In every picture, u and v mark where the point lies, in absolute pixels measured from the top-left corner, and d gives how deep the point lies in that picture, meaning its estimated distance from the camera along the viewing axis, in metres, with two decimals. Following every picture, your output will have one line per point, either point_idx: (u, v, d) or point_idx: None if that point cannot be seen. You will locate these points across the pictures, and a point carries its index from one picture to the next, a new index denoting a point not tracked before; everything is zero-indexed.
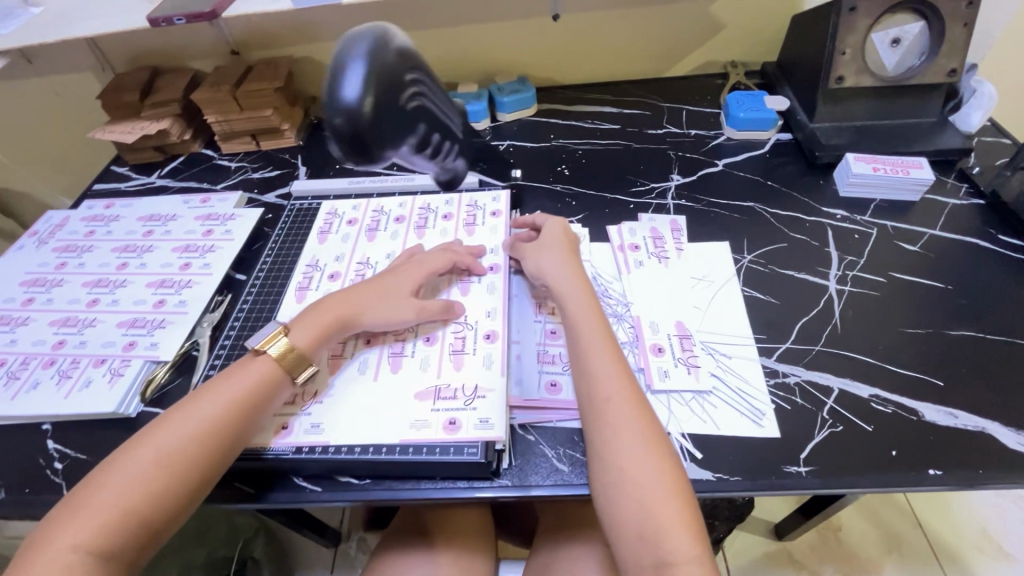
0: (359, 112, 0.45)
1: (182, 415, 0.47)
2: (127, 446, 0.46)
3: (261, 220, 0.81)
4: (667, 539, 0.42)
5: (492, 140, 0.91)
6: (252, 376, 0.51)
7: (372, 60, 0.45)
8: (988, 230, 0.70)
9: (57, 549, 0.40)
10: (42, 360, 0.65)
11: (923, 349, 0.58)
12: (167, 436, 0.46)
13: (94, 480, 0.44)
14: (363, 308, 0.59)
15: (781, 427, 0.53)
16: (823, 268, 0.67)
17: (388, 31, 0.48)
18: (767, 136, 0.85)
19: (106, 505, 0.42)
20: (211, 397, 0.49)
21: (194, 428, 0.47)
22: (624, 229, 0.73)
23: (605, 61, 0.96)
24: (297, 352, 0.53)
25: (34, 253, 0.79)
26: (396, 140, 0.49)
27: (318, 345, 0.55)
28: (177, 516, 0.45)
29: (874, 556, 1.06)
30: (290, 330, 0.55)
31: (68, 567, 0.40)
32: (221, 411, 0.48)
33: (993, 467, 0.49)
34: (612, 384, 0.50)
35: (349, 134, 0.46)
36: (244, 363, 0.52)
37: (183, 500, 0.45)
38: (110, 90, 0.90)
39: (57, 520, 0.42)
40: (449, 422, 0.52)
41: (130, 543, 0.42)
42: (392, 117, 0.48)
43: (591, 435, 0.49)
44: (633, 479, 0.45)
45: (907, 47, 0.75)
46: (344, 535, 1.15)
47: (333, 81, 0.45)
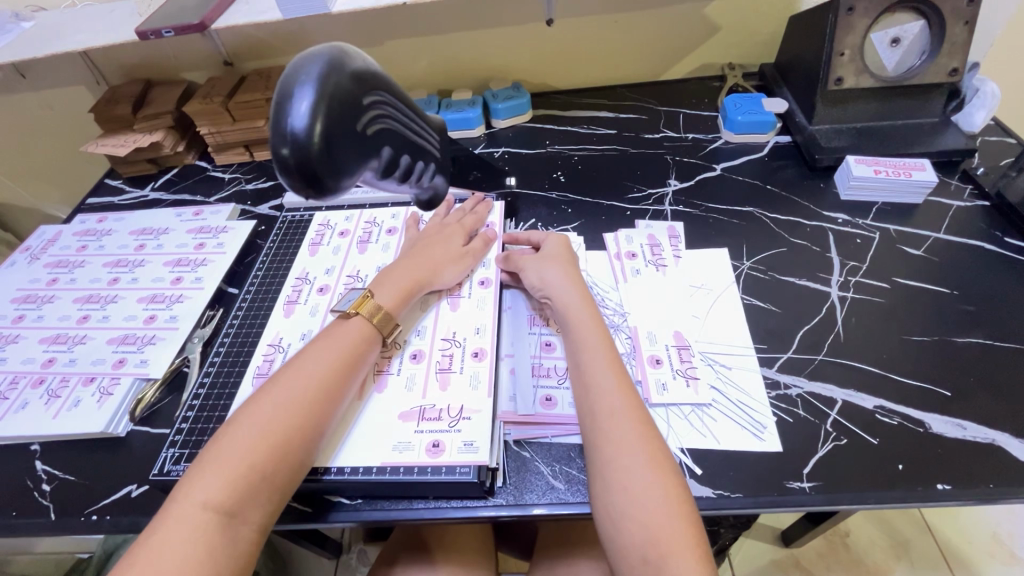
0: (308, 142, 0.41)
1: (291, 377, 0.49)
2: (241, 410, 0.47)
3: (253, 233, 0.80)
4: (671, 563, 0.41)
5: (487, 147, 0.90)
6: (350, 336, 0.54)
7: (323, 84, 0.42)
8: (994, 232, 0.68)
9: (187, 508, 0.41)
10: (31, 379, 0.64)
11: (929, 357, 0.56)
12: (285, 393, 0.48)
13: (213, 446, 0.45)
14: (436, 271, 0.62)
15: (783, 441, 0.52)
16: (825, 274, 0.65)
17: (341, 53, 0.44)
18: (766, 139, 0.84)
19: (229, 464, 0.43)
20: (309, 362, 0.50)
21: (302, 389, 0.48)
22: (621, 237, 0.71)
23: (601, 65, 0.95)
24: (385, 312, 0.56)
25: (27, 269, 0.78)
26: (354, 168, 0.46)
27: (401, 305, 0.58)
28: (295, 477, 0.46)
29: (883, 562, 1.04)
30: (375, 291, 0.58)
31: (208, 523, 0.41)
32: (325, 373, 0.50)
33: (1003, 481, 0.48)
34: (613, 400, 0.49)
35: (297, 166, 0.42)
36: (339, 325, 0.55)
37: (298, 461, 0.46)
38: (103, 103, 0.89)
39: (183, 482, 0.43)
40: (433, 445, 0.51)
41: (256, 502, 0.43)
42: (349, 144, 0.45)
43: (593, 452, 0.47)
44: (634, 501, 0.43)
45: (908, 46, 0.73)
46: (345, 546, 1.14)
47: (280, 111, 0.42)
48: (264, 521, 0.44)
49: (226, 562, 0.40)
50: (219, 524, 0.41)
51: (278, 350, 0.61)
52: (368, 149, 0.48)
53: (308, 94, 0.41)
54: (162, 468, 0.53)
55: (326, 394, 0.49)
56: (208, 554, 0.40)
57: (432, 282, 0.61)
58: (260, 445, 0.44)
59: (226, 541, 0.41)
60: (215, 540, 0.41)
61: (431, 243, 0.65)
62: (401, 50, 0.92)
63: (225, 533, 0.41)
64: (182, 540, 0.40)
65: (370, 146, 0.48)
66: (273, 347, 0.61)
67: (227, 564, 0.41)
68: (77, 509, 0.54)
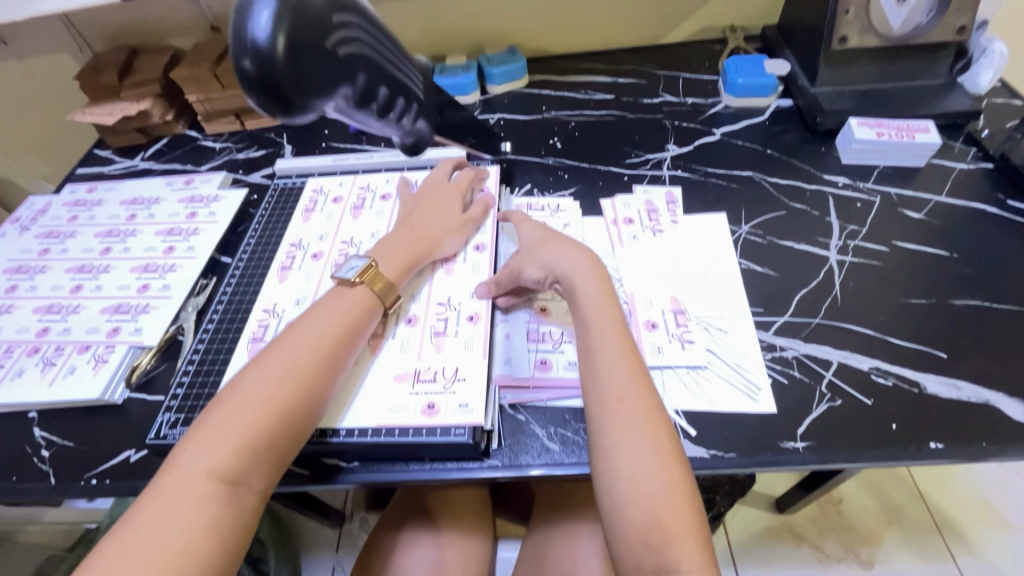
0: (268, 53, 0.41)
1: (292, 347, 0.48)
2: (239, 379, 0.46)
3: (246, 202, 0.79)
4: (668, 534, 0.41)
5: (482, 114, 0.88)
6: (352, 305, 0.53)
7: None
8: (996, 195, 0.67)
9: (189, 480, 0.41)
10: (26, 348, 0.64)
11: (925, 320, 0.56)
12: (284, 365, 0.47)
13: (213, 416, 0.45)
14: (436, 242, 0.61)
15: (777, 402, 0.52)
16: (824, 239, 0.64)
17: None
18: (767, 103, 0.82)
19: (230, 436, 0.43)
20: (310, 331, 0.50)
21: (302, 358, 0.48)
22: (618, 202, 0.70)
23: (599, 28, 0.92)
24: (388, 281, 0.56)
25: (17, 240, 0.78)
26: (321, 86, 0.45)
27: (402, 275, 0.58)
28: (295, 447, 0.46)
29: (874, 527, 1.06)
30: (375, 259, 0.57)
31: (209, 495, 0.41)
32: (325, 342, 0.49)
33: (997, 440, 0.48)
34: (618, 375, 0.48)
35: (261, 80, 0.42)
36: (340, 294, 0.54)
37: (300, 433, 0.46)
38: (86, 70, 0.87)
39: (183, 453, 0.43)
40: (428, 406, 0.51)
41: (259, 471, 0.43)
42: (314, 60, 0.44)
43: (595, 427, 0.47)
44: (636, 474, 0.43)
45: (916, 3, 0.68)
46: (348, 516, 1.16)
47: (241, 21, 0.42)
48: (266, 492, 0.44)
49: (230, 533, 0.41)
50: (222, 495, 0.41)
51: (272, 316, 0.61)
52: (340, 74, 0.47)
53: (269, 4, 0.41)
54: (158, 433, 0.54)
55: (326, 366, 0.49)
56: (213, 525, 0.40)
57: (433, 252, 0.61)
58: (261, 417, 0.44)
59: (231, 513, 0.41)
60: (219, 513, 0.41)
61: (429, 210, 0.64)
62: (393, 14, 0.90)
63: (229, 503, 0.41)
64: (185, 511, 0.40)
65: (342, 70, 0.47)
66: (267, 312, 0.61)
67: (231, 534, 0.41)
68: (78, 473, 0.55)
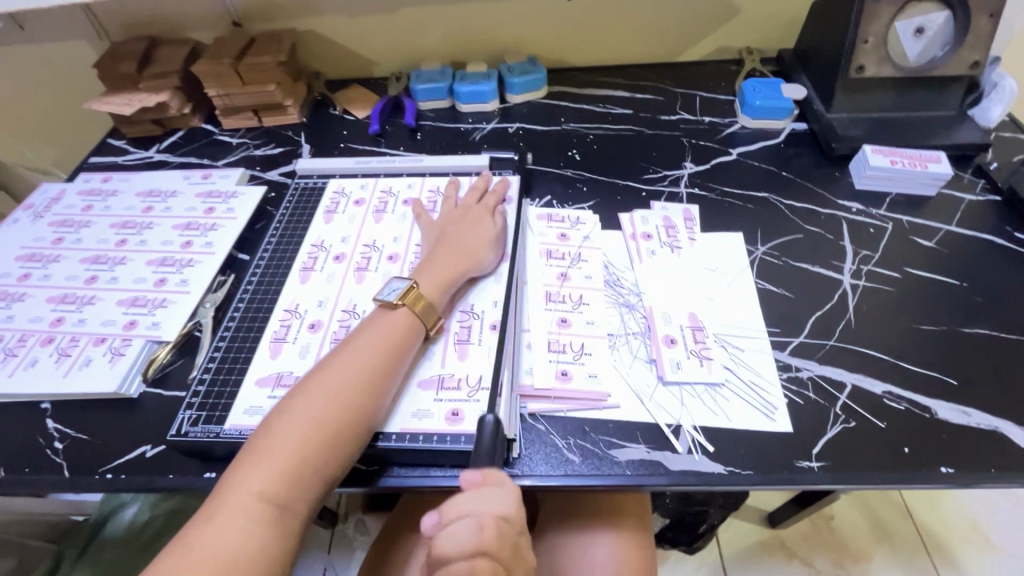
0: None
1: (341, 368, 0.50)
2: (288, 401, 0.48)
3: (264, 199, 0.79)
4: None
5: (501, 122, 0.89)
6: (395, 326, 0.53)
7: None
8: (1004, 227, 0.69)
9: (241, 497, 0.43)
10: (40, 337, 0.63)
11: (935, 346, 0.58)
12: (333, 386, 0.48)
13: (263, 434, 0.47)
14: (473, 259, 0.61)
15: (793, 422, 0.53)
16: (838, 262, 0.66)
17: None
18: (782, 126, 0.84)
19: (280, 455, 0.45)
20: (357, 353, 0.51)
21: (348, 380, 0.49)
22: (636, 217, 0.71)
23: (618, 44, 0.94)
24: (428, 302, 0.56)
25: (30, 227, 0.77)
26: None
27: (440, 296, 0.57)
28: (341, 470, 0.47)
29: (864, 545, 1.08)
30: (416, 280, 0.58)
31: (257, 514, 0.43)
32: (370, 365, 0.50)
33: (1004, 466, 0.49)
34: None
35: None
36: (383, 315, 0.54)
37: (346, 457, 0.47)
38: (106, 59, 0.86)
39: (238, 468, 0.45)
40: (451, 413, 0.52)
41: (308, 493, 0.45)
42: None
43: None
44: None
45: (931, 37, 0.73)
46: (342, 516, 1.16)
47: None
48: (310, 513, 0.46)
49: (278, 552, 0.43)
50: (270, 516, 0.43)
51: (295, 316, 0.61)
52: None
53: None
54: (179, 430, 0.54)
55: (371, 388, 0.49)
56: (264, 544, 0.42)
57: (469, 270, 0.61)
58: (310, 437, 0.46)
59: (278, 532, 0.43)
60: (269, 531, 0.43)
61: (462, 228, 0.64)
62: (415, 19, 0.90)
63: (278, 525, 0.43)
64: (234, 531, 0.42)
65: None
66: (289, 312, 0.61)
67: (279, 551, 0.43)
68: (93, 465, 0.54)
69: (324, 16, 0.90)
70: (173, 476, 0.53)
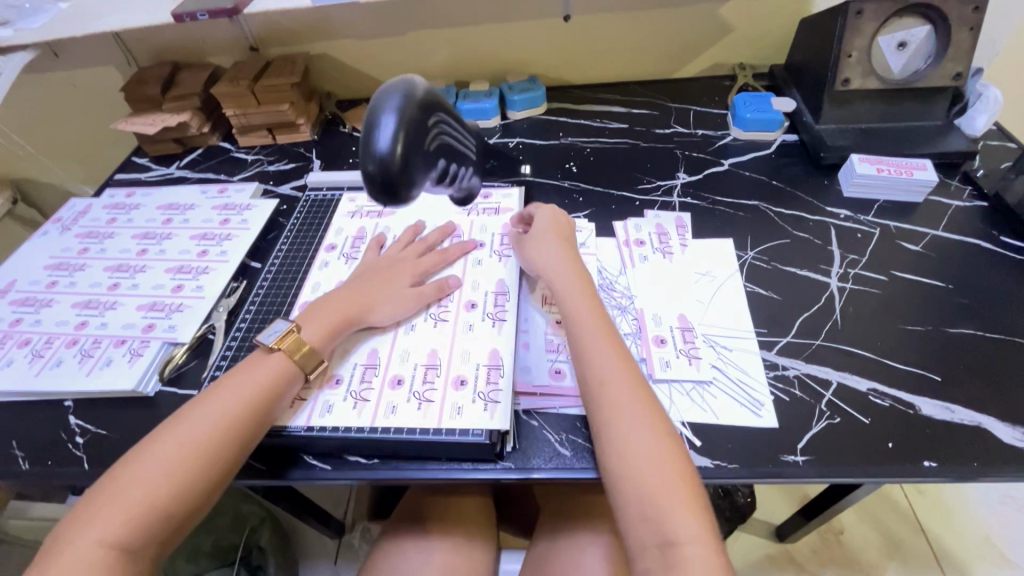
0: (391, 160, 0.47)
1: (242, 379, 0.52)
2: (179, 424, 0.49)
3: (276, 211, 0.83)
4: (677, 517, 0.44)
5: (502, 137, 0.93)
6: (265, 372, 0.53)
7: (403, 112, 0.48)
8: (991, 231, 0.70)
9: (90, 539, 0.42)
10: (65, 339, 0.67)
11: (921, 345, 0.59)
12: (225, 408, 0.50)
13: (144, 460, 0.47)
14: (371, 306, 0.61)
15: (779, 418, 0.54)
16: (825, 266, 0.68)
17: (412, 85, 0.50)
18: (774, 137, 0.86)
19: (141, 493, 0.45)
20: (265, 367, 0.54)
21: (236, 406, 0.50)
22: (630, 225, 0.74)
23: (615, 62, 0.98)
24: (308, 348, 0.56)
25: (58, 238, 0.82)
26: (420, 177, 0.51)
27: (325, 342, 0.57)
28: (199, 505, 0.47)
29: (874, 558, 1.07)
30: (303, 326, 0.57)
31: (93, 562, 0.42)
32: (265, 384, 0.53)
33: (988, 460, 0.50)
34: (611, 363, 0.52)
35: (380, 179, 0.48)
36: (257, 359, 0.54)
37: (203, 494, 0.47)
38: (133, 83, 0.92)
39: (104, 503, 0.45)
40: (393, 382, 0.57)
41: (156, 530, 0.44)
42: (419, 158, 0.50)
43: (591, 404, 0.51)
44: (635, 459, 0.47)
45: (914, 50, 0.76)
46: (349, 526, 1.18)
47: (368, 132, 0.48)
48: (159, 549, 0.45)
49: None
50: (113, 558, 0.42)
51: None
52: (426, 157, 0.52)
53: (391, 120, 0.47)
54: None
55: (248, 419, 0.50)
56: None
57: (365, 317, 0.60)
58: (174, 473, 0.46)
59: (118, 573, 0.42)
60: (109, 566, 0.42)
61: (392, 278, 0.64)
62: (420, 42, 0.95)
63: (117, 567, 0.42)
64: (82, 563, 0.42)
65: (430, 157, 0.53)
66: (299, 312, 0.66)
67: None
68: (110, 458, 0.58)
69: (335, 40, 0.96)
70: None
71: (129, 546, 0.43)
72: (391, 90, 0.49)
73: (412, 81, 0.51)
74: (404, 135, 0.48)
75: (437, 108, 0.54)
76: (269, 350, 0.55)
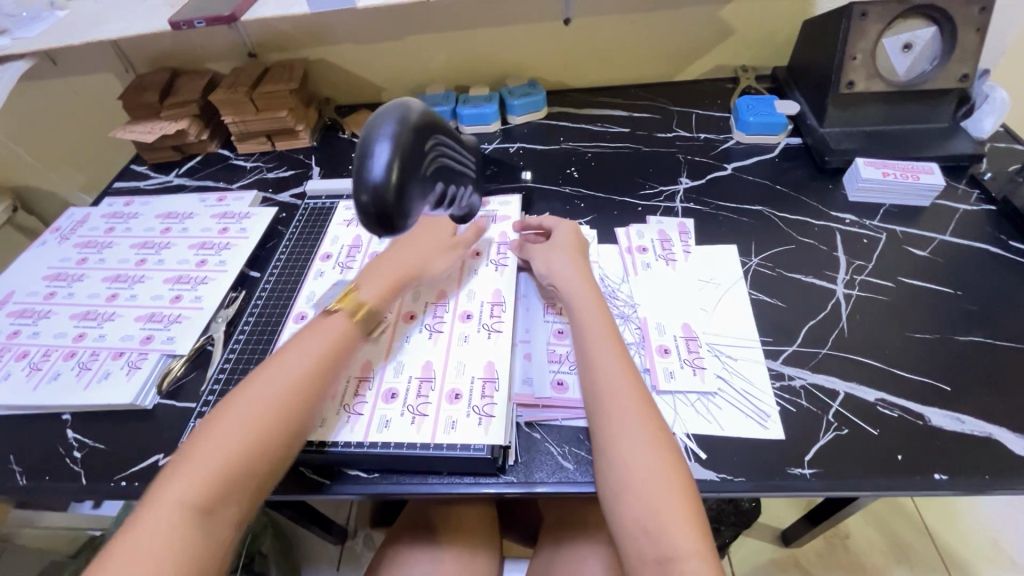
0: (387, 190, 0.40)
1: (306, 345, 0.55)
2: (248, 387, 0.52)
3: (275, 219, 0.83)
4: (673, 534, 0.43)
5: (502, 142, 0.92)
6: (330, 334, 0.57)
7: (401, 136, 0.42)
8: (999, 236, 0.69)
9: (172, 498, 0.45)
10: (63, 352, 0.67)
11: (930, 353, 0.58)
12: (291, 371, 0.53)
13: (210, 428, 0.49)
14: (422, 264, 0.66)
15: (786, 429, 0.54)
16: (831, 272, 0.67)
17: (406, 105, 0.44)
18: (777, 141, 0.85)
19: (215, 455, 0.47)
20: (325, 332, 0.57)
21: (304, 368, 0.53)
22: (632, 231, 0.73)
23: (616, 65, 0.97)
24: (367, 307, 0.60)
25: (56, 248, 0.81)
26: (419, 205, 0.44)
27: (384, 299, 0.62)
28: (277, 465, 0.49)
29: (880, 563, 1.06)
30: (360, 286, 0.62)
31: (181, 515, 0.44)
32: (329, 347, 0.56)
33: (1000, 473, 0.49)
34: (616, 375, 0.52)
35: (375, 213, 0.41)
36: (320, 322, 0.58)
37: (280, 454, 0.49)
38: (131, 90, 0.92)
39: (173, 469, 0.47)
40: (388, 394, 0.57)
41: (235, 490, 0.47)
42: (419, 184, 0.43)
43: (593, 419, 0.51)
44: (635, 471, 0.46)
45: (919, 52, 0.75)
46: (351, 533, 1.17)
47: (361, 159, 0.41)
48: (243, 509, 0.47)
49: (208, 544, 0.44)
50: (198, 513, 0.45)
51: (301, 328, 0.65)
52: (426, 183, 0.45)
53: (386, 145, 0.41)
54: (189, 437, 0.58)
55: (317, 381, 0.53)
56: (190, 539, 0.44)
57: (419, 274, 0.65)
58: (247, 437, 0.48)
59: (207, 527, 0.45)
60: (192, 526, 0.44)
61: (426, 234, 0.67)
62: (420, 47, 0.95)
63: (206, 522, 0.45)
64: (168, 523, 0.44)
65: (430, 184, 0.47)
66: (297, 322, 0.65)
67: (206, 546, 0.44)
68: (108, 473, 0.57)
69: (335, 46, 0.95)
70: None
71: (207, 501, 0.45)
72: (385, 114, 0.43)
73: (407, 103, 0.45)
74: (398, 161, 0.41)
75: (435, 129, 0.47)
76: (328, 312, 0.59)
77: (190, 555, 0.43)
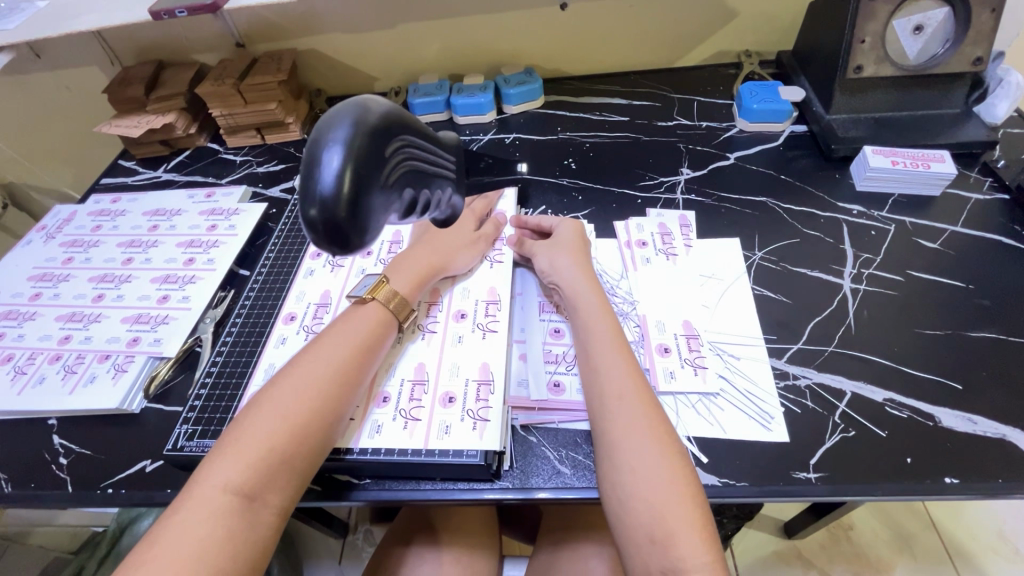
0: (335, 205, 0.36)
1: (334, 337, 0.53)
2: (276, 382, 0.50)
3: (265, 215, 0.81)
4: (681, 545, 0.41)
5: (498, 133, 0.90)
6: (363, 324, 0.55)
7: (354, 141, 0.37)
8: (1012, 226, 0.67)
9: (209, 490, 0.43)
10: (48, 355, 0.65)
11: (939, 350, 0.56)
12: (323, 363, 0.51)
13: (237, 424, 0.47)
14: (449, 257, 0.63)
15: (791, 431, 0.52)
16: (837, 266, 0.65)
17: (365, 104, 0.39)
18: (781, 128, 0.82)
19: (248, 450, 0.45)
20: (354, 325, 0.54)
21: (337, 359, 0.51)
22: (632, 224, 0.71)
23: (614, 52, 0.94)
24: (401, 297, 0.58)
25: (42, 248, 0.79)
26: (380, 217, 0.40)
27: (415, 292, 0.60)
28: (311, 459, 0.48)
29: (885, 555, 1.04)
30: (390, 278, 0.59)
31: (220, 507, 0.43)
32: (361, 338, 0.54)
33: (1013, 476, 0.47)
34: (621, 381, 0.50)
35: (325, 227, 0.37)
36: (355, 312, 0.56)
37: (315, 447, 0.48)
38: (116, 84, 0.89)
39: (208, 461, 0.45)
40: (381, 397, 0.55)
41: (272, 483, 0.45)
42: (379, 194, 0.39)
43: (597, 428, 0.49)
44: (642, 479, 0.44)
45: (930, 34, 0.71)
46: (351, 527, 1.17)
47: (309, 166, 0.37)
48: (284, 504, 0.46)
49: (247, 541, 0.43)
50: (236, 508, 0.43)
51: (291, 330, 0.63)
52: (390, 192, 0.41)
53: (335, 152, 0.36)
54: (175, 444, 0.55)
55: (350, 373, 0.51)
56: (229, 535, 0.42)
57: (444, 268, 0.62)
58: (281, 429, 0.46)
59: (247, 522, 0.43)
60: (233, 521, 0.42)
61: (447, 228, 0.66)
62: (411, 35, 0.92)
63: (244, 516, 0.43)
64: (204, 517, 0.42)
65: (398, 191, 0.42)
66: (286, 323, 0.64)
67: (245, 543, 0.43)
68: (94, 480, 0.55)
69: (323, 35, 0.92)
70: (171, 490, 0.54)
71: (248, 495, 0.44)
72: (337, 116, 0.38)
73: (368, 102, 0.39)
74: (352, 169, 0.36)
75: (405, 128, 0.42)
76: (363, 301, 0.57)
77: (230, 556, 0.41)
